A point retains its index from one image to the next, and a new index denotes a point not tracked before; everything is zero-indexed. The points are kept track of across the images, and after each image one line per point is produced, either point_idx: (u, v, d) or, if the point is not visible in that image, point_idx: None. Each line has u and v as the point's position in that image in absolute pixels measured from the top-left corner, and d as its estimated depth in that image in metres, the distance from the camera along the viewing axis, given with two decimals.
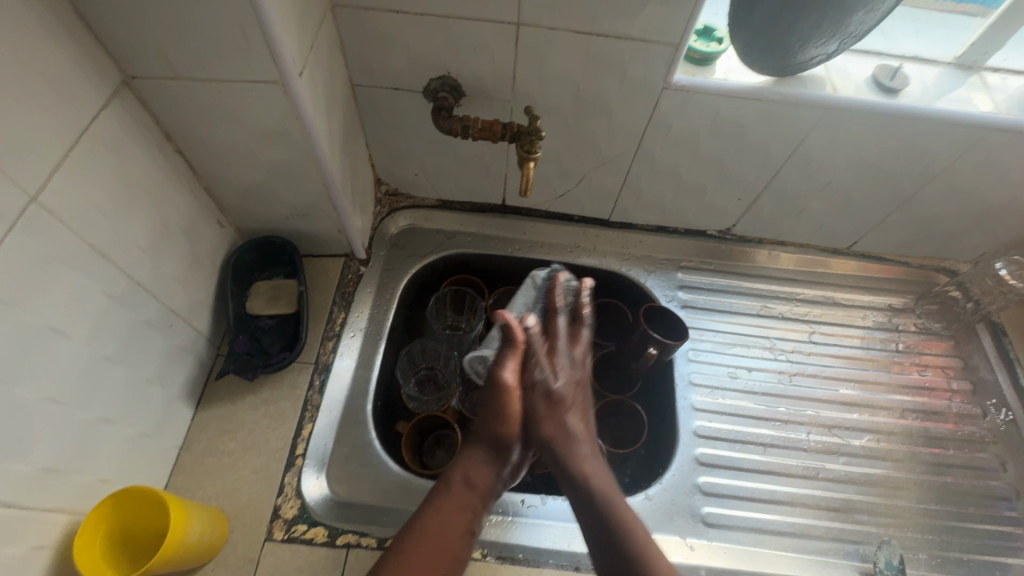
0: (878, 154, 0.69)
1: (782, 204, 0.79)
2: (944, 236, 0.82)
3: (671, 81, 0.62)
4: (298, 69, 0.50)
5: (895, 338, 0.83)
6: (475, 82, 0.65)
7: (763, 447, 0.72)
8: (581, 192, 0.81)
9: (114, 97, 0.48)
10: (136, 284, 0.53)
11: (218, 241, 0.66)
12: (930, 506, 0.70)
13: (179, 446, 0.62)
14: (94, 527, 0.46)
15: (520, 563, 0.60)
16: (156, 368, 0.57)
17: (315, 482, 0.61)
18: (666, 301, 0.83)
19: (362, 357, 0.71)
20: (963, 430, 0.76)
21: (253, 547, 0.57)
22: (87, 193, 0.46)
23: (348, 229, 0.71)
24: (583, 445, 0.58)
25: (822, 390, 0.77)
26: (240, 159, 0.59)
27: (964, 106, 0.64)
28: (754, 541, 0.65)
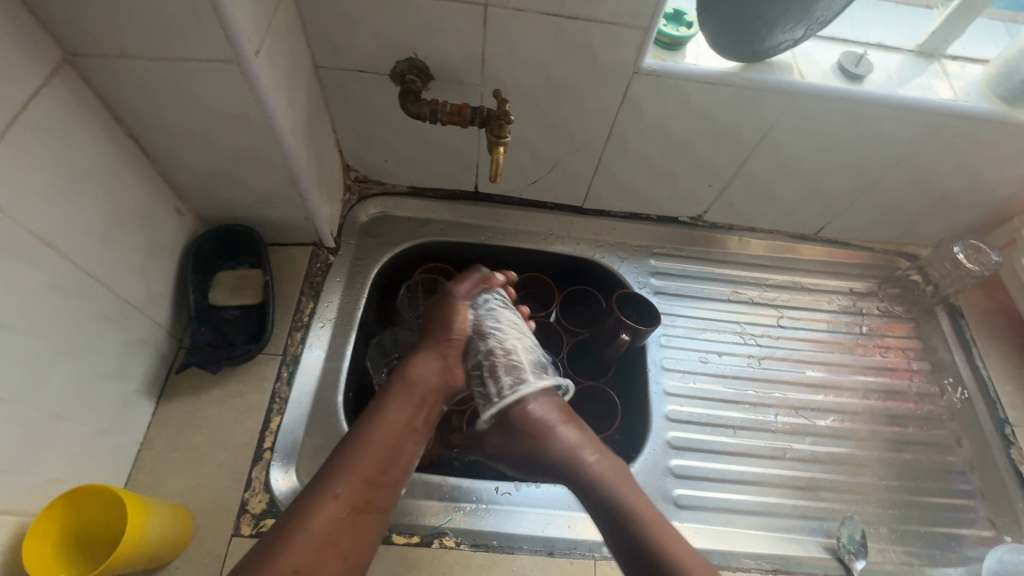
0: (844, 139, 0.70)
1: (752, 190, 0.80)
2: (906, 221, 0.84)
3: (642, 65, 0.62)
4: (255, 48, 0.48)
5: (859, 321, 0.85)
6: (443, 64, 0.64)
7: (733, 429, 0.74)
8: (554, 179, 0.80)
9: (55, 75, 0.45)
10: (86, 275, 0.50)
11: (176, 229, 0.63)
12: (890, 482, 0.73)
13: (140, 442, 0.59)
14: (47, 526, 0.44)
15: (494, 550, 0.60)
16: (111, 362, 0.55)
17: (285, 476, 0.60)
18: (639, 287, 0.83)
19: (332, 348, 0.69)
20: (922, 408, 0.79)
21: (220, 544, 0.56)
22: (28, 178, 0.44)
23: (315, 216, 0.69)
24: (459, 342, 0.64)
25: (790, 373, 0.79)
26: (197, 143, 0.56)
27: (925, 93, 0.66)
28: (723, 521, 0.67)
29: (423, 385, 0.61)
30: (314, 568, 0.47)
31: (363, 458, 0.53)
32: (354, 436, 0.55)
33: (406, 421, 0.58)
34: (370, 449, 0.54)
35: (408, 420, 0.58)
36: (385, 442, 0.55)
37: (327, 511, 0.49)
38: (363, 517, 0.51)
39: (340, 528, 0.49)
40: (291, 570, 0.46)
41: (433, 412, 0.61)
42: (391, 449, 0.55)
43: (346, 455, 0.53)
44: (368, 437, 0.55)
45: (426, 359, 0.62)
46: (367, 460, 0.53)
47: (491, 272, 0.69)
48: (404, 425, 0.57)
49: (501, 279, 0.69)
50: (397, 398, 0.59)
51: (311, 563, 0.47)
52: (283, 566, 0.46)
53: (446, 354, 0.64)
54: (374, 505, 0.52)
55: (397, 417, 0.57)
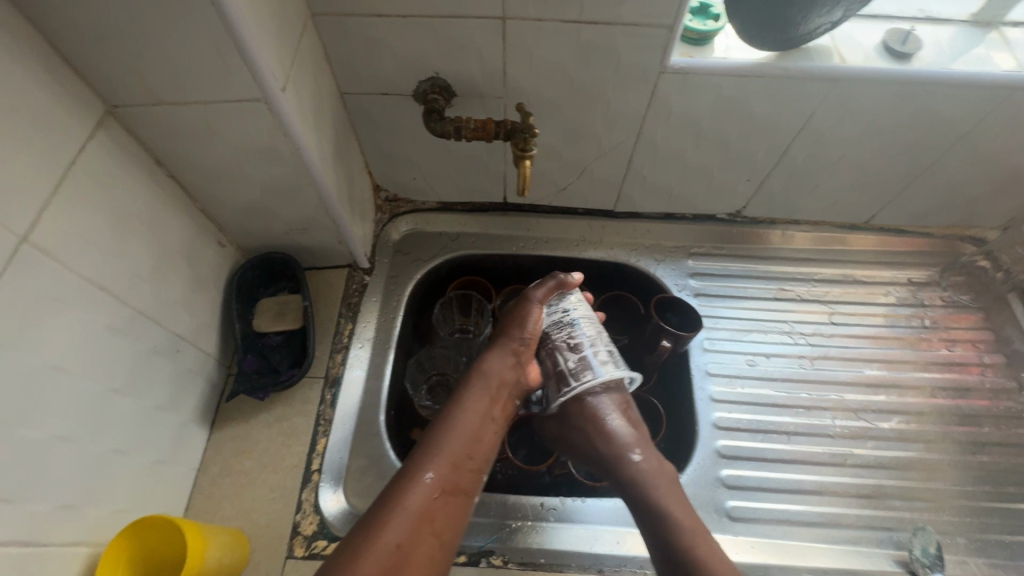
0: (894, 122, 0.66)
1: (794, 182, 0.76)
2: (969, 203, 0.77)
3: (668, 64, 0.60)
4: (281, 84, 0.49)
5: (921, 313, 0.80)
6: (465, 81, 0.63)
7: (787, 435, 0.70)
8: (584, 184, 0.79)
9: (99, 127, 0.48)
10: (139, 313, 0.53)
11: (219, 261, 0.65)
12: (966, 488, 0.67)
13: (196, 468, 0.62)
14: (117, 555, 0.47)
15: (542, 568, 0.59)
16: (166, 394, 0.57)
17: (333, 497, 0.61)
18: (678, 290, 0.80)
19: (372, 368, 0.70)
20: (998, 406, 0.73)
21: (276, 565, 0.57)
22: (80, 226, 0.46)
23: (348, 239, 0.71)
24: (529, 348, 0.62)
25: (846, 373, 0.75)
26: (233, 179, 0.58)
27: (983, 65, 0.61)
28: (782, 534, 0.63)
29: (499, 380, 0.60)
30: (412, 545, 0.47)
31: (451, 444, 0.54)
32: (441, 425, 0.56)
33: (485, 411, 0.58)
34: (456, 436, 0.55)
35: (488, 411, 0.58)
36: (469, 429, 0.56)
37: (423, 491, 0.50)
38: (454, 498, 0.51)
39: (433, 505, 0.50)
40: (393, 544, 0.46)
41: (510, 404, 0.60)
42: (474, 438, 0.55)
43: (433, 442, 0.54)
44: (453, 425, 0.55)
45: (500, 352, 0.61)
46: (456, 446, 0.54)
47: (564, 274, 0.65)
48: (484, 416, 0.57)
49: (576, 280, 0.65)
50: (475, 391, 0.59)
51: (410, 540, 0.47)
52: (385, 540, 0.46)
53: (517, 351, 0.61)
54: (463, 488, 0.53)
55: (478, 408, 0.57)
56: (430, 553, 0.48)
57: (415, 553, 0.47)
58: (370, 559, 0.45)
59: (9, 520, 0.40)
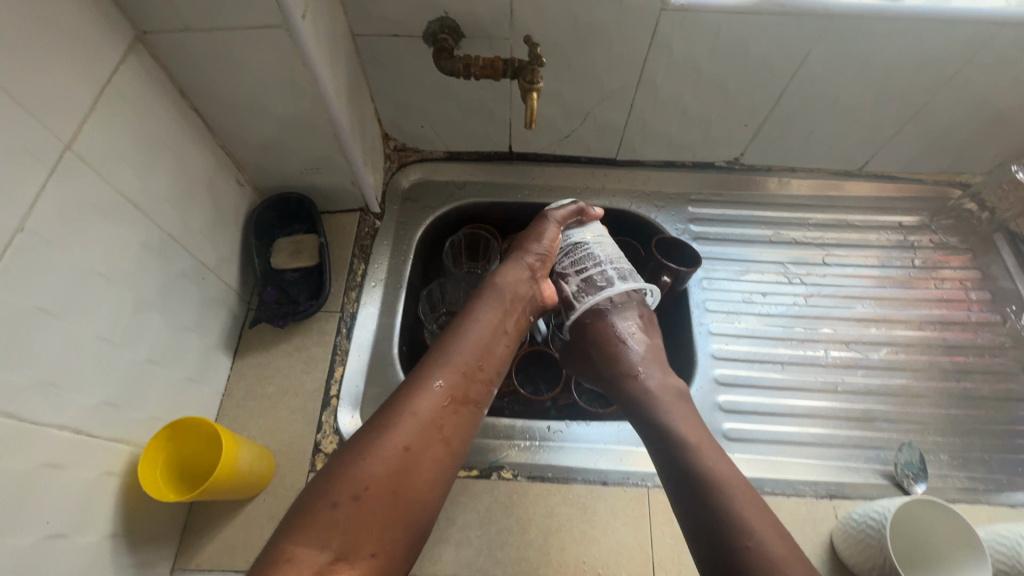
0: (887, 60, 0.68)
1: (790, 125, 0.79)
2: (959, 147, 0.80)
3: (670, 1, 0.62)
4: (301, 12, 0.52)
5: (911, 255, 0.83)
6: (473, 20, 0.65)
7: (782, 365, 0.74)
8: (587, 131, 0.81)
9: (130, 52, 0.50)
10: (168, 236, 0.56)
11: (238, 198, 0.68)
12: (951, 411, 0.71)
13: (221, 392, 0.65)
14: (156, 453, 0.50)
15: (550, 481, 0.62)
16: (193, 318, 0.60)
17: (351, 418, 0.65)
18: (678, 234, 0.83)
19: (385, 304, 0.74)
20: (982, 338, 0.76)
21: (299, 478, 0.61)
22: (115, 143, 0.48)
23: (361, 180, 0.74)
24: (539, 269, 0.65)
25: (839, 309, 0.78)
26: (253, 113, 0.61)
27: (973, 3, 0.63)
28: (776, 452, 0.67)
29: (508, 296, 0.61)
30: (421, 448, 0.47)
31: (461, 354, 0.54)
32: (451, 336, 0.56)
33: (497, 324, 0.59)
34: (467, 345, 0.55)
35: (499, 324, 0.58)
36: (479, 341, 0.56)
37: (432, 396, 0.51)
38: (462, 408, 0.52)
39: (442, 412, 0.50)
40: (402, 447, 0.47)
41: (520, 320, 0.61)
42: (483, 347, 0.56)
43: (444, 354, 0.54)
44: (464, 337, 0.56)
45: (510, 269, 0.63)
46: (467, 355, 0.55)
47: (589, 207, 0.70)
48: (496, 329, 0.58)
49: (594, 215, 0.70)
50: (485, 304, 0.60)
51: (420, 444, 0.48)
52: (393, 442, 0.47)
53: (533, 270, 0.64)
54: (472, 398, 0.53)
55: (486, 321, 0.58)
56: (440, 457, 0.48)
57: (426, 456, 0.47)
58: (380, 460, 0.46)
59: (61, 409, 0.44)
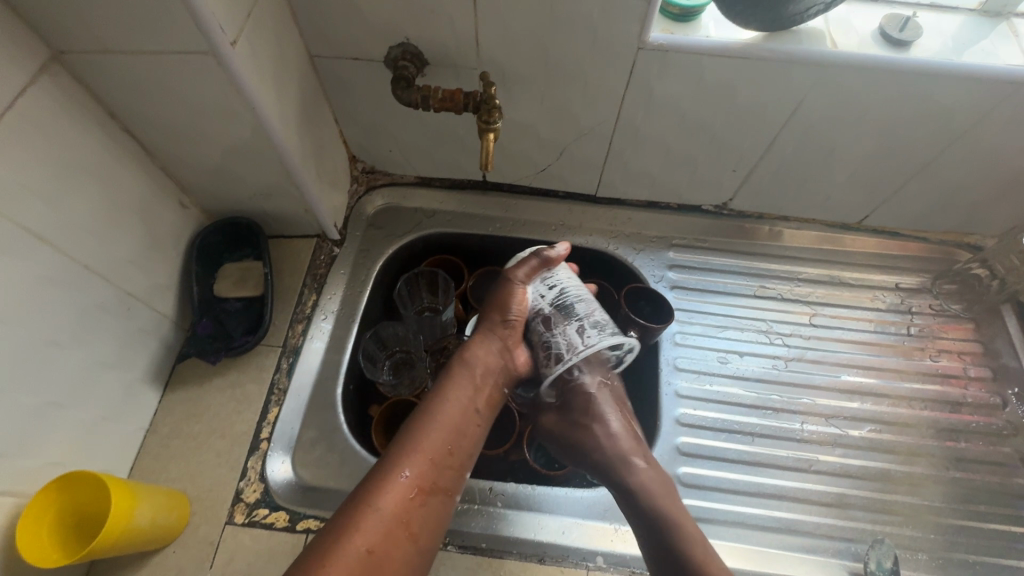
0: (889, 114, 0.62)
1: (782, 174, 0.73)
2: (968, 208, 0.73)
3: (647, 40, 0.57)
4: (232, 37, 0.47)
5: (908, 321, 0.76)
6: (437, 49, 0.61)
7: (752, 436, 0.68)
8: (564, 166, 0.76)
9: (43, 73, 0.46)
10: (83, 268, 0.52)
11: (180, 222, 0.64)
12: (936, 504, 0.65)
13: (145, 428, 0.61)
14: (42, 511, 0.46)
15: (482, 553, 0.58)
16: (113, 352, 0.56)
17: (283, 465, 0.61)
18: (655, 281, 0.78)
19: (333, 341, 0.69)
20: (978, 421, 0.70)
21: (214, 531, 0.57)
22: (17, 172, 0.45)
23: (315, 208, 0.69)
24: (512, 334, 0.62)
25: (822, 377, 0.72)
26: (191, 138, 0.57)
27: (987, 59, 0.57)
28: (735, 537, 0.61)
29: (481, 371, 0.61)
30: (385, 550, 0.47)
31: (429, 440, 0.54)
32: (420, 417, 0.56)
33: (467, 405, 0.58)
34: (435, 429, 0.55)
35: (470, 403, 0.58)
36: (448, 424, 0.56)
37: (399, 490, 0.50)
38: (430, 498, 0.52)
39: (409, 507, 0.50)
40: (364, 549, 0.46)
41: (494, 394, 0.61)
42: (454, 430, 0.56)
43: (410, 441, 0.54)
44: (433, 421, 0.56)
45: (483, 339, 0.62)
46: (435, 442, 0.54)
47: (549, 249, 0.62)
48: (466, 409, 0.58)
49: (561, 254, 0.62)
50: (456, 383, 0.59)
51: (383, 544, 0.47)
52: (356, 545, 0.46)
53: (505, 337, 0.62)
54: (441, 486, 0.53)
55: (457, 401, 0.58)
56: (405, 555, 0.48)
57: (390, 558, 0.47)
58: (340, 565, 0.45)
59: None
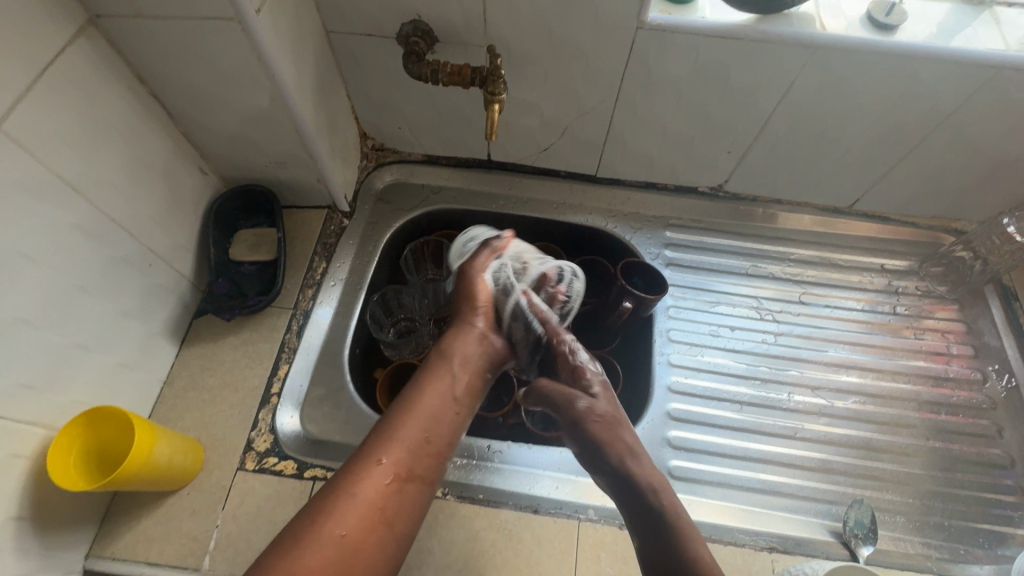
0: (877, 97, 0.65)
1: (775, 156, 0.76)
2: (954, 192, 0.76)
3: (645, 21, 0.60)
4: (256, 6, 0.51)
5: (894, 301, 0.79)
6: (446, 26, 0.64)
7: (740, 404, 0.71)
8: (566, 145, 0.79)
9: (80, 35, 0.50)
10: (111, 221, 0.55)
11: (199, 187, 0.68)
12: (915, 471, 0.67)
13: (163, 380, 0.65)
14: (69, 441, 0.49)
15: (480, 503, 0.61)
16: (134, 304, 0.60)
17: (291, 418, 0.64)
18: (651, 258, 0.81)
19: (341, 305, 0.73)
20: (959, 395, 0.72)
21: (226, 475, 0.60)
22: (55, 126, 0.48)
23: (327, 179, 0.73)
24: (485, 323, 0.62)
25: (810, 351, 0.75)
26: (213, 105, 0.60)
27: (970, 43, 0.60)
28: (721, 496, 0.64)
29: (460, 357, 0.59)
30: (361, 535, 0.46)
31: (409, 427, 0.52)
32: (399, 403, 0.54)
33: (448, 390, 0.56)
34: (414, 416, 0.53)
35: (450, 389, 0.56)
36: (426, 412, 0.54)
37: (376, 477, 0.48)
38: (406, 485, 0.50)
39: (386, 495, 0.48)
40: (340, 536, 0.45)
41: (475, 381, 0.59)
42: (435, 417, 0.54)
43: (388, 426, 0.52)
44: (415, 407, 0.54)
45: (460, 328, 0.61)
46: (416, 429, 0.52)
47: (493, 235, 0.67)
48: (445, 395, 0.56)
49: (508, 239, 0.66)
50: (436, 370, 0.57)
51: (358, 532, 0.45)
52: (332, 531, 0.45)
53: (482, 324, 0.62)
54: (419, 474, 0.51)
55: (437, 388, 0.56)
56: (380, 542, 0.47)
57: (364, 545, 0.45)
58: (314, 550, 0.43)
59: None
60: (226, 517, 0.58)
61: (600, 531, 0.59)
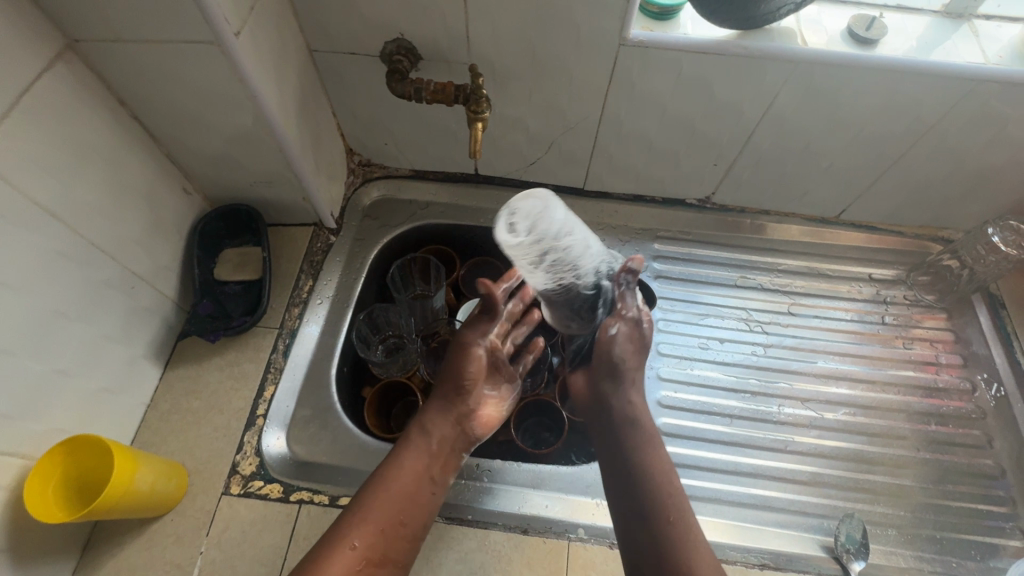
0: (859, 110, 0.65)
1: (761, 168, 0.76)
2: (939, 202, 0.77)
3: (627, 37, 0.60)
4: (235, 28, 0.50)
5: (882, 310, 0.79)
6: (430, 44, 0.64)
7: (730, 418, 0.70)
8: (553, 159, 0.79)
9: (57, 60, 0.49)
10: (92, 245, 0.55)
11: (183, 208, 0.67)
12: (907, 483, 0.67)
13: (146, 404, 0.64)
14: (49, 471, 0.48)
15: (468, 524, 0.60)
16: (116, 328, 0.59)
17: (277, 440, 0.64)
18: (639, 271, 0.81)
19: (328, 323, 0.72)
20: (949, 405, 0.72)
21: (211, 501, 0.59)
22: (32, 151, 0.48)
23: (313, 197, 0.72)
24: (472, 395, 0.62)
25: (799, 363, 0.75)
26: (195, 126, 0.60)
27: (950, 56, 0.60)
28: (712, 512, 0.63)
29: (441, 436, 0.59)
30: None
31: (381, 511, 0.53)
32: (371, 486, 0.54)
33: (423, 471, 0.57)
34: (385, 500, 0.54)
35: (425, 471, 0.57)
36: (400, 494, 0.54)
37: (345, 564, 0.49)
38: (377, 570, 0.51)
39: None
40: None
41: (452, 462, 0.59)
42: (406, 503, 0.54)
43: (360, 509, 0.53)
44: (387, 489, 0.54)
45: (441, 406, 0.61)
46: (387, 514, 0.53)
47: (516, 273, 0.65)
48: (421, 475, 0.56)
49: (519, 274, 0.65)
50: (415, 450, 0.57)
51: None
52: None
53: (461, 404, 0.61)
54: (390, 557, 0.52)
55: (412, 470, 0.56)
56: None
57: None
58: None
59: None
60: (210, 543, 0.57)
61: (590, 551, 0.59)
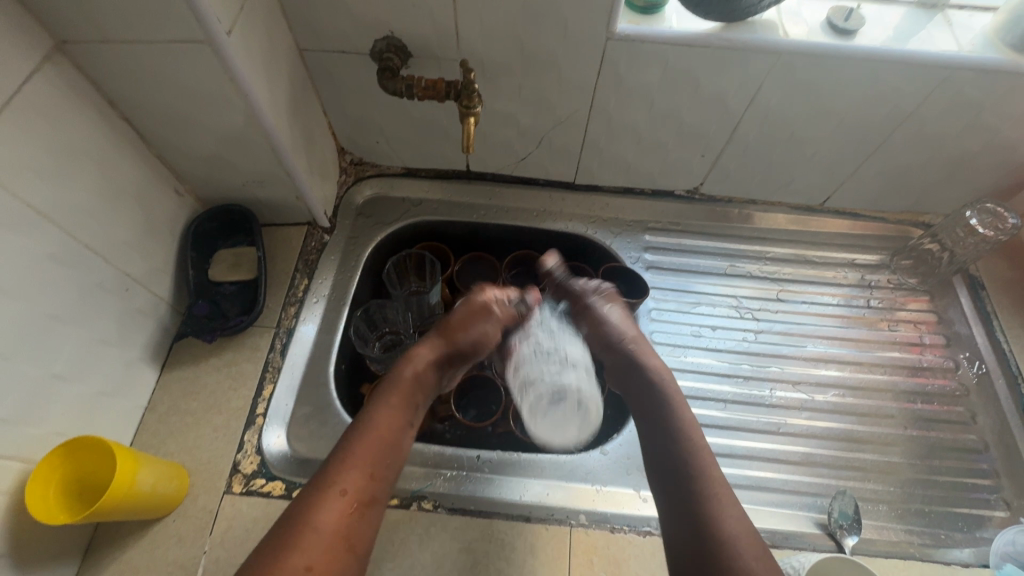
0: (841, 99, 0.67)
1: (747, 159, 0.78)
2: (919, 187, 0.79)
3: (614, 31, 0.61)
4: (227, 27, 0.51)
5: (868, 294, 0.81)
6: (419, 41, 0.65)
7: (724, 403, 0.72)
8: (543, 154, 0.80)
9: (47, 62, 0.49)
10: (86, 248, 0.55)
11: (175, 210, 0.67)
12: (895, 460, 0.69)
13: (143, 406, 0.64)
14: (50, 474, 0.48)
15: (471, 515, 0.61)
16: (111, 330, 0.59)
17: (278, 438, 0.64)
18: (632, 262, 0.82)
19: (325, 322, 0.72)
20: (934, 384, 0.74)
21: (213, 500, 0.59)
22: (24, 153, 0.48)
23: (306, 196, 0.73)
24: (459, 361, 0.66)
25: (789, 348, 0.77)
26: (186, 127, 0.60)
27: (926, 45, 0.62)
28: None
29: (420, 383, 0.61)
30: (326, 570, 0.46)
31: (368, 450, 0.53)
32: (356, 426, 0.55)
33: (405, 416, 0.57)
34: (371, 441, 0.53)
35: (407, 417, 0.57)
36: (385, 435, 0.55)
37: (338, 506, 0.49)
38: (368, 511, 0.50)
39: (348, 522, 0.49)
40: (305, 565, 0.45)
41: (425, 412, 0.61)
42: (390, 444, 0.54)
43: (346, 450, 0.52)
44: (370, 430, 0.54)
45: (422, 353, 0.63)
46: (374, 453, 0.53)
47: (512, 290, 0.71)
48: (401, 417, 0.57)
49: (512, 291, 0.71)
50: (395, 394, 0.58)
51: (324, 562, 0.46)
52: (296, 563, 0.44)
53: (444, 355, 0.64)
54: (378, 497, 0.52)
55: (393, 410, 0.57)
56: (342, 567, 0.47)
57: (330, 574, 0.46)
58: None
59: None
60: (214, 542, 0.57)
61: (592, 536, 0.60)
